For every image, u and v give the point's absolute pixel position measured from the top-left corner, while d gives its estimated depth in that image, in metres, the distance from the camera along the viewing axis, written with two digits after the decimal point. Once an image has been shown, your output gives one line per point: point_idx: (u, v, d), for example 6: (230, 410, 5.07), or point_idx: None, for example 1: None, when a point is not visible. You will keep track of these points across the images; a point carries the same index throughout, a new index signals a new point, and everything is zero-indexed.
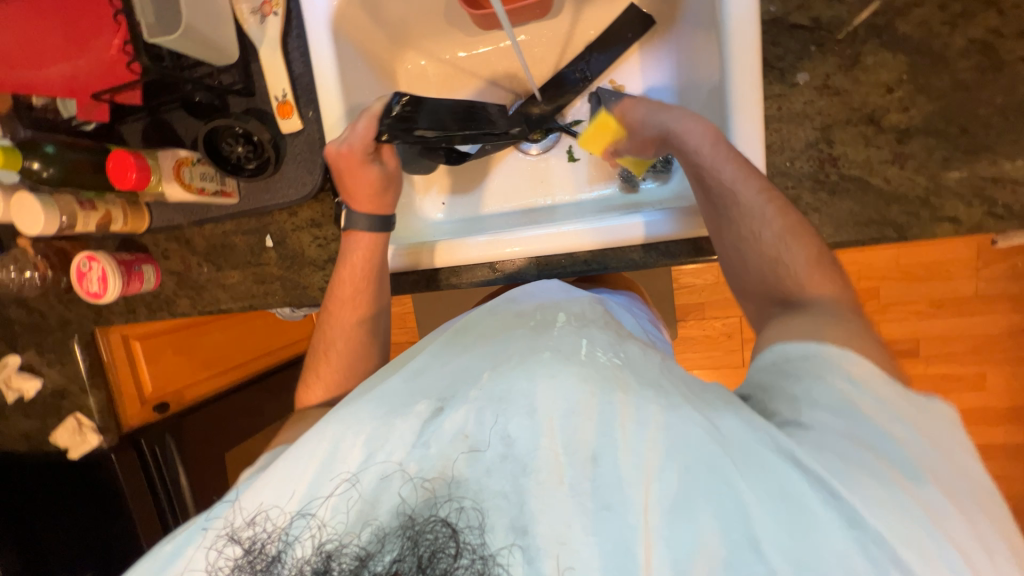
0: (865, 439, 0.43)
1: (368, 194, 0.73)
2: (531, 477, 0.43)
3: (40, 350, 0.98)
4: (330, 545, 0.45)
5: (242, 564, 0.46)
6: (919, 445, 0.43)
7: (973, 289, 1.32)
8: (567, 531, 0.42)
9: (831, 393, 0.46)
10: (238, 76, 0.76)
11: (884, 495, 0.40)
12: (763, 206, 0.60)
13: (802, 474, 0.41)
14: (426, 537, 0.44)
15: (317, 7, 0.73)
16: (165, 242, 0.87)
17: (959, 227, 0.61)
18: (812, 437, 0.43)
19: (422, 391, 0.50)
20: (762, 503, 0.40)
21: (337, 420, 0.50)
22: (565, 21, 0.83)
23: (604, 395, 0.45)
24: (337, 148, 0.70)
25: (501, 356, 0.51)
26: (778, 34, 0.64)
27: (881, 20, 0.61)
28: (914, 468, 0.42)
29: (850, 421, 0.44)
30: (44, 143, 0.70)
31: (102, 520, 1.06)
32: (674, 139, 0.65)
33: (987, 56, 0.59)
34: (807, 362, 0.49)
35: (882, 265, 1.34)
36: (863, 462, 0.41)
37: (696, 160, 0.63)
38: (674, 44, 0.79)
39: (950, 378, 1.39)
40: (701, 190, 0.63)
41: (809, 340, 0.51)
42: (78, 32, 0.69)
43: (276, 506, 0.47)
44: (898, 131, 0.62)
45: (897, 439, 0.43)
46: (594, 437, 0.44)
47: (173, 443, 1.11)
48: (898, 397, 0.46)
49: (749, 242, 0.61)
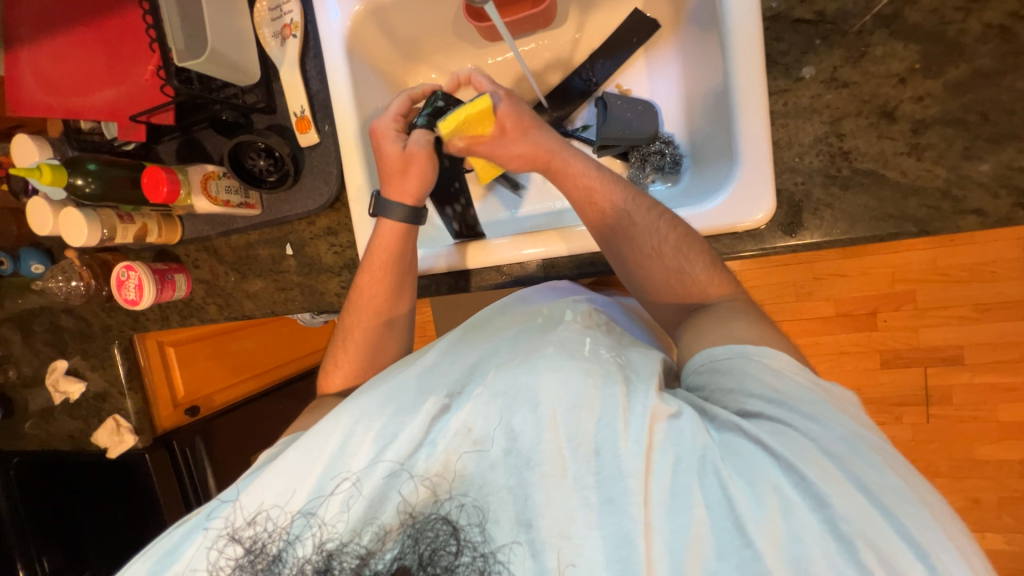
0: (809, 425, 0.42)
1: (399, 167, 0.71)
2: (533, 471, 0.43)
3: (84, 355, 1.05)
4: (331, 545, 0.46)
5: (243, 564, 0.48)
6: (853, 424, 0.43)
7: (1021, 291, 1.23)
8: (571, 525, 0.42)
9: (761, 384, 0.45)
10: (261, 95, 0.81)
11: (840, 477, 0.39)
12: (654, 225, 0.62)
13: (770, 457, 0.40)
14: (426, 535, 0.45)
15: (332, 27, 0.77)
16: (195, 252, 0.93)
17: (986, 219, 0.58)
18: (768, 424, 0.42)
19: (430, 388, 0.51)
20: (744, 491, 0.39)
21: (348, 413, 0.50)
22: (570, 29, 0.84)
23: (606, 386, 0.45)
24: (382, 121, 0.72)
25: (509, 355, 0.51)
26: (781, 29, 0.63)
27: (890, 10, 0.59)
28: (858, 446, 0.41)
29: (791, 410, 0.43)
30: (87, 161, 0.76)
31: (138, 517, 1.11)
32: (557, 163, 0.66)
33: (1006, 41, 0.56)
34: (733, 359, 0.48)
35: (916, 268, 1.27)
36: (812, 445, 0.41)
37: (588, 184, 0.65)
38: (680, 46, 0.79)
39: (1000, 388, 1.30)
40: (598, 215, 0.64)
41: (733, 343, 0.49)
42: (121, 62, 0.77)
43: (277, 507, 0.48)
44: (913, 122, 0.59)
45: (830, 421, 0.42)
46: (594, 431, 0.44)
47: (201, 442, 1.18)
48: (807, 385, 0.45)
49: (651, 259, 0.61)
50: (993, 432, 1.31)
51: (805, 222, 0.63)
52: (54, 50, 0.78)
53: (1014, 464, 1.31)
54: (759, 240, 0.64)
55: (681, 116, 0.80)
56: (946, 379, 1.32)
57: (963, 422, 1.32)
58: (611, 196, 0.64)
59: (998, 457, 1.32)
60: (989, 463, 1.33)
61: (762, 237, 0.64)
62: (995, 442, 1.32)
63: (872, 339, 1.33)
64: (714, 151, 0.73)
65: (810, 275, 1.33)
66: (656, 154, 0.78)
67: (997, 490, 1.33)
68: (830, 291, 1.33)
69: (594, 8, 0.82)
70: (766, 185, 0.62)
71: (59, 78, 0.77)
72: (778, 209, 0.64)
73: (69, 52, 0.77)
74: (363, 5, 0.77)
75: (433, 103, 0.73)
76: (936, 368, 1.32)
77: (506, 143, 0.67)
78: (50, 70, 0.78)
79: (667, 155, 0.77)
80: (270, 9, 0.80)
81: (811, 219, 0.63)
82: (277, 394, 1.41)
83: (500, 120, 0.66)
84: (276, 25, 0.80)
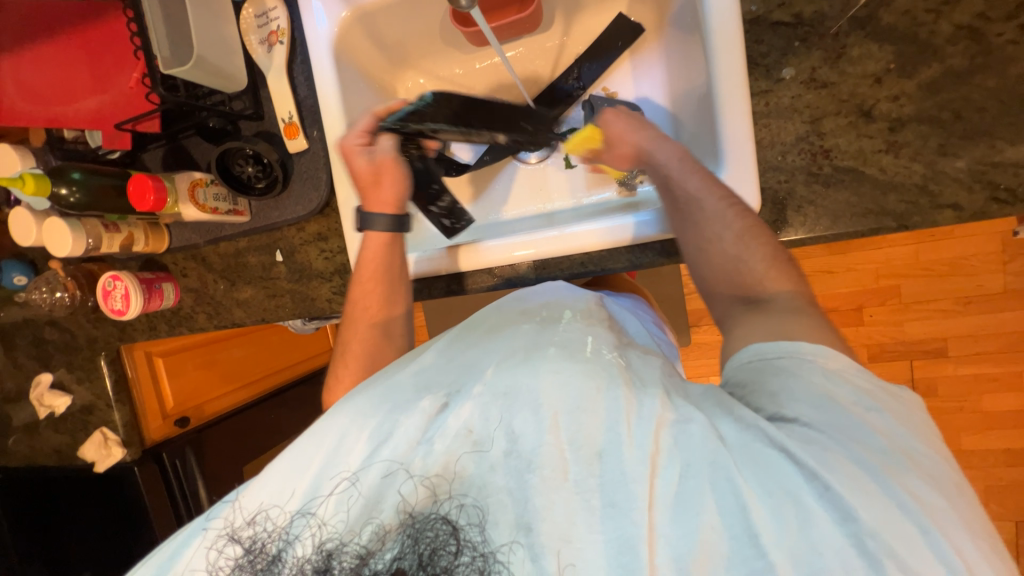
0: (841, 435, 0.42)
1: (370, 182, 0.74)
2: (534, 473, 0.43)
3: (70, 368, 1.03)
4: (330, 545, 0.45)
5: (242, 564, 0.46)
6: (899, 435, 0.42)
7: (1000, 284, 1.26)
8: (571, 528, 0.41)
9: (807, 390, 0.44)
10: (249, 102, 0.81)
11: (872, 488, 0.39)
12: (723, 214, 0.60)
13: (794, 467, 0.40)
14: (426, 535, 0.44)
15: (319, 33, 0.77)
16: (183, 260, 0.92)
17: (962, 213, 0.60)
18: (799, 431, 0.42)
19: (427, 388, 0.51)
20: (759, 499, 0.39)
21: (344, 414, 0.50)
22: (556, 33, 0.85)
23: (609, 389, 0.45)
24: (348, 138, 0.74)
25: (505, 353, 0.51)
26: (761, 32, 0.65)
27: (864, 12, 0.61)
28: (894, 457, 0.41)
29: (826, 415, 0.43)
30: (70, 170, 0.75)
31: (127, 532, 1.09)
32: (648, 157, 0.67)
33: (975, 41, 0.58)
34: (783, 360, 0.47)
35: (900, 263, 1.30)
36: (845, 454, 0.40)
37: (666, 173, 0.64)
38: (664, 49, 0.81)
39: (983, 378, 1.33)
40: (669, 199, 0.64)
41: (778, 339, 0.49)
42: (105, 71, 0.76)
43: (276, 506, 0.48)
44: (890, 120, 0.61)
45: (871, 428, 0.42)
46: (599, 433, 0.43)
47: (192, 454, 1.15)
48: (867, 389, 0.45)
49: (710, 246, 0.60)
50: (979, 422, 1.34)
51: (789, 219, 0.64)
52: (35, 58, 0.77)
53: (998, 452, 1.35)
54: None
55: (666, 118, 0.81)
56: (931, 372, 1.34)
57: (949, 413, 1.35)
58: None
59: (981, 446, 1.35)
60: (976, 452, 1.35)
61: None
62: (979, 432, 1.35)
63: (858, 333, 1.36)
64: (699, 151, 0.74)
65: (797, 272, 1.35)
66: None
67: (984, 479, 1.36)
68: (818, 287, 1.35)
69: (579, 13, 0.83)
70: (750, 183, 0.63)
71: (42, 88, 0.77)
72: (763, 207, 0.65)
73: (50, 61, 0.77)
74: (350, 11, 0.77)
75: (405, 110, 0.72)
76: (921, 361, 1.34)
77: (614, 148, 0.70)
78: (32, 79, 0.77)
79: None
80: (256, 16, 0.80)
81: (795, 216, 0.64)
82: (269, 402, 1.40)
83: (609, 129, 0.70)
84: (262, 32, 0.80)
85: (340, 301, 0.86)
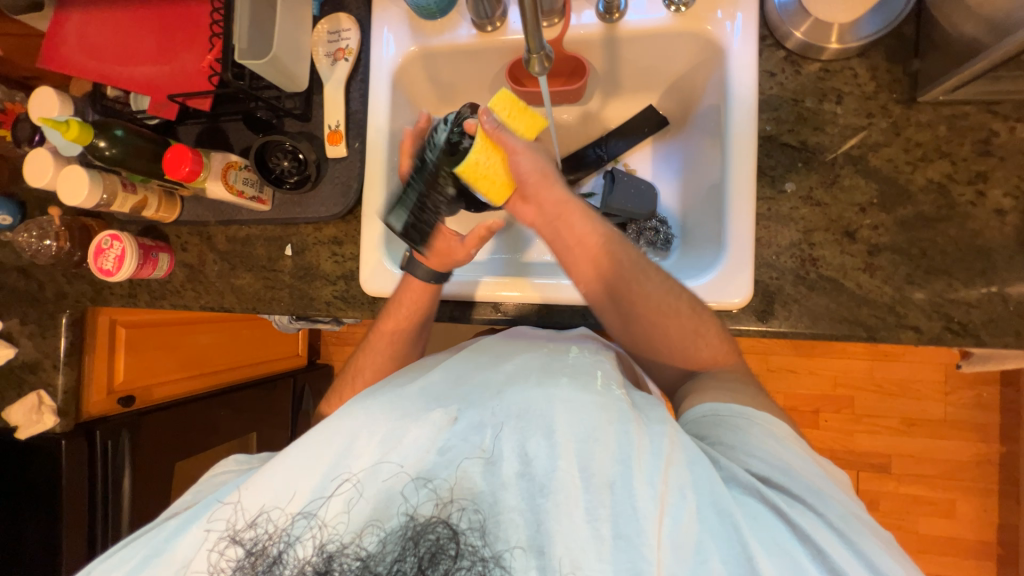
0: (816, 500, 0.45)
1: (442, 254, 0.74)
2: (547, 498, 0.43)
3: (24, 320, 0.97)
4: (331, 546, 0.43)
5: (242, 566, 0.44)
6: (848, 502, 0.47)
7: (941, 413, 1.37)
8: (582, 555, 0.41)
9: (763, 449, 0.49)
10: (300, 104, 0.84)
11: (846, 553, 0.42)
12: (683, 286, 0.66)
13: (784, 524, 0.43)
14: (426, 538, 0.43)
15: (385, 59, 0.85)
16: (187, 235, 0.91)
17: (921, 336, 0.68)
18: (774, 489, 0.46)
19: (439, 400, 0.50)
20: (764, 553, 0.41)
21: (354, 412, 0.49)
22: (592, 108, 0.95)
23: (620, 423, 0.46)
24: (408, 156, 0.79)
25: (517, 374, 0.52)
26: (772, 148, 0.75)
27: (857, 152, 0.72)
28: (856, 522, 0.44)
29: (789, 476, 0.47)
30: (115, 127, 0.76)
31: (26, 512, 0.97)
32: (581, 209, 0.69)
33: (942, 195, 0.69)
34: (739, 419, 0.53)
35: (856, 376, 1.40)
36: (819, 520, 0.43)
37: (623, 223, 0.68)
38: (682, 143, 0.91)
39: (922, 501, 1.39)
40: (632, 257, 0.67)
41: (733, 403, 0.55)
42: (174, 45, 0.79)
43: (277, 508, 0.45)
44: (869, 245, 0.70)
45: (828, 495, 0.46)
46: (610, 465, 0.44)
47: (128, 438, 1.06)
48: (809, 455, 0.50)
49: (670, 315, 0.65)
50: (914, 542, 1.40)
51: (776, 311, 0.72)
52: (106, 19, 0.80)
53: None
54: (735, 320, 0.72)
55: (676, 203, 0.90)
56: (875, 485, 1.41)
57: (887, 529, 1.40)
58: (623, 250, 0.68)
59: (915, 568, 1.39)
60: None
61: (737, 318, 0.72)
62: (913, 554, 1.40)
63: (812, 436, 1.43)
64: (701, 238, 0.83)
65: (765, 367, 1.45)
66: (651, 230, 0.87)
67: None
68: (782, 385, 1.44)
69: (617, 96, 0.93)
70: (745, 275, 0.70)
71: (105, 46, 0.80)
72: (755, 296, 0.72)
73: (122, 24, 0.80)
74: (417, 47, 0.84)
75: (454, 129, 0.72)
76: (867, 473, 1.41)
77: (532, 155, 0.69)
78: (97, 37, 0.80)
79: (660, 233, 0.87)
80: (329, 32, 0.86)
81: (781, 310, 0.71)
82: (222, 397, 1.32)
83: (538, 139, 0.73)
84: (331, 46, 0.86)
85: (338, 307, 0.86)
